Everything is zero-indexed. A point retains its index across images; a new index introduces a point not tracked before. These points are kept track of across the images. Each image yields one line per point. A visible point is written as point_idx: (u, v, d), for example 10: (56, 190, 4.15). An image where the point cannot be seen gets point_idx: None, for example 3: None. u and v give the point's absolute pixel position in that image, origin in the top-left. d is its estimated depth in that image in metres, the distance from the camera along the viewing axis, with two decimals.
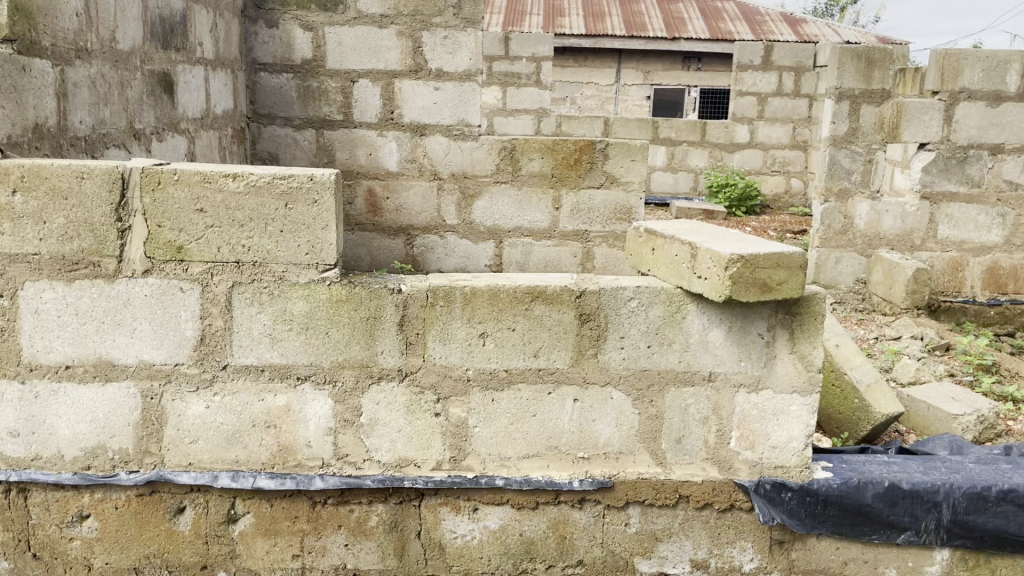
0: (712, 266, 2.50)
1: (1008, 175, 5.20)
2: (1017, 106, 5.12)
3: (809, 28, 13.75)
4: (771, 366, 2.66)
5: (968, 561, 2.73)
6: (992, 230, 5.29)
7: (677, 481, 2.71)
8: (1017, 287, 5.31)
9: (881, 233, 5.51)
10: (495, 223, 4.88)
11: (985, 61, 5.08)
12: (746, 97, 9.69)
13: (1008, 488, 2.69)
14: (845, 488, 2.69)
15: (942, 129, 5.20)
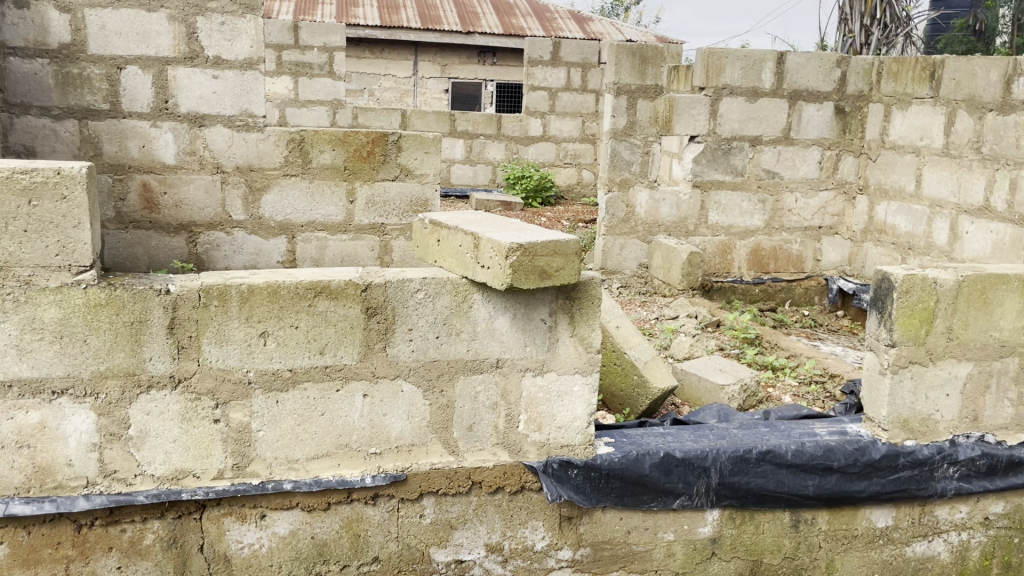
0: (493, 256, 2.54)
1: (766, 164, 5.71)
2: (772, 101, 5.61)
3: (595, 25, 14.42)
4: (554, 350, 2.76)
5: (735, 519, 2.98)
6: (754, 215, 5.80)
7: (469, 468, 2.75)
8: (776, 267, 5.88)
9: (659, 221, 5.86)
10: (286, 217, 4.72)
11: (743, 60, 5.54)
12: (538, 92, 9.98)
13: (766, 450, 2.96)
14: (625, 460, 2.85)
15: (708, 122, 5.62)
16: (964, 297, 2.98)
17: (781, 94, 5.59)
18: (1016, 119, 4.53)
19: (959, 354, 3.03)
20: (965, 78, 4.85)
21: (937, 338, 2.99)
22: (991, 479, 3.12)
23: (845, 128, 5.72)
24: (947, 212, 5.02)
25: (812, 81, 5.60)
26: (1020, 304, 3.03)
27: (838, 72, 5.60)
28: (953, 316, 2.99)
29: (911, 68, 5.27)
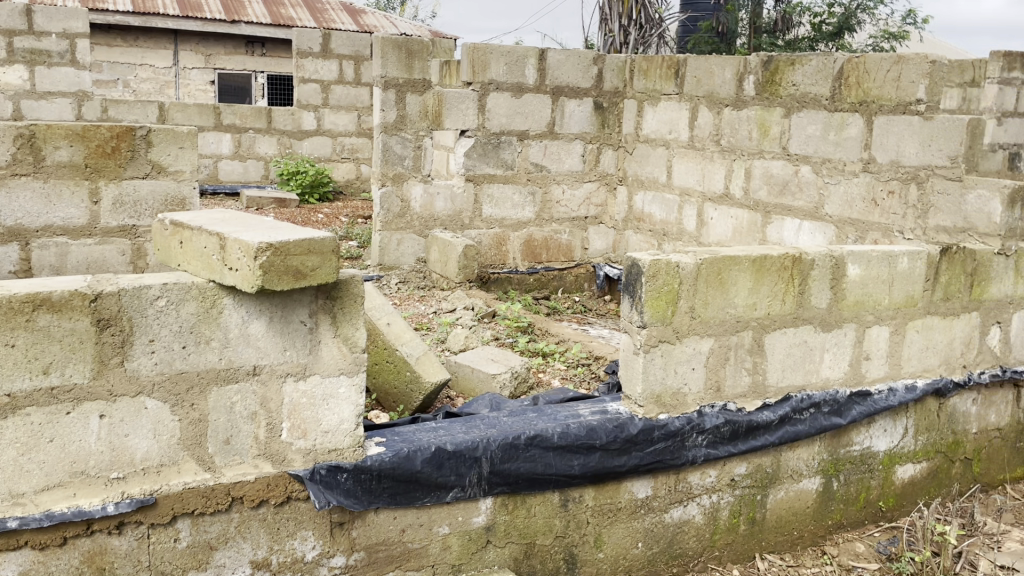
0: (242, 257, 2.40)
1: (534, 158, 5.90)
2: (536, 96, 5.79)
3: (369, 17, 14.22)
4: (316, 352, 2.66)
5: (507, 506, 3.05)
6: (525, 207, 5.98)
7: (227, 484, 2.60)
8: (548, 256, 6.12)
9: (434, 215, 5.87)
10: (16, 221, 4.23)
11: (507, 56, 5.66)
12: (309, 84, 9.70)
13: (534, 435, 3.04)
14: (396, 459, 2.81)
15: (477, 117, 5.69)
16: (703, 278, 3.23)
17: (544, 90, 5.79)
18: (747, 114, 5.02)
19: (701, 330, 3.29)
20: (704, 76, 5.27)
21: (681, 317, 3.24)
22: (734, 444, 3.39)
23: (604, 123, 6.03)
24: (694, 200, 5.49)
25: (572, 78, 5.84)
26: (750, 282, 3.34)
27: (595, 68, 5.88)
28: (694, 296, 3.24)
29: (659, 67, 5.64)
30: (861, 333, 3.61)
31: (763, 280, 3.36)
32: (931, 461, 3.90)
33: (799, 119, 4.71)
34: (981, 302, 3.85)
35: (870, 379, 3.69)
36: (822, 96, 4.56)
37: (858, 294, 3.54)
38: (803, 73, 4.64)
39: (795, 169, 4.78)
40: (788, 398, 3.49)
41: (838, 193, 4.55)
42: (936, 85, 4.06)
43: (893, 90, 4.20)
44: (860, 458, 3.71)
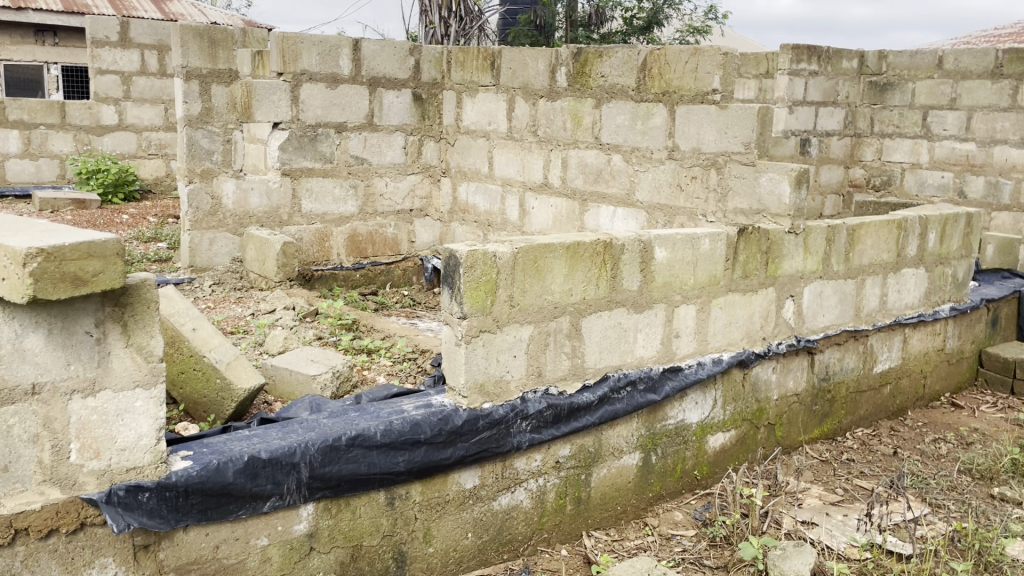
0: (8, 264, 2.17)
1: (354, 150, 5.77)
2: (353, 87, 5.66)
3: (175, 5, 13.43)
4: (106, 364, 2.46)
5: (330, 509, 2.95)
6: (347, 201, 5.84)
7: (8, 515, 2.36)
8: (374, 251, 6.02)
9: (250, 212, 5.61)
10: None
11: (319, 45, 5.49)
12: (108, 76, 9.01)
13: (355, 435, 2.97)
14: (205, 472, 2.64)
15: (291, 108, 5.48)
16: (520, 267, 3.28)
17: (360, 81, 5.68)
18: (560, 105, 5.14)
19: (521, 318, 3.34)
20: (519, 68, 5.34)
21: (500, 306, 3.26)
22: (558, 427, 3.46)
23: (424, 115, 5.99)
24: (515, 189, 5.58)
25: (388, 68, 5.75)
26: (565, 269, 3.42)
27: (411, 59, 5.82)
28: (512, 285, 3.28)
29: (475, 58, 5.67)
30: (670, 313, 3.79)
31: (577, 266, 3.45)
32: (739, 428, 4.17)
33: (609, 109, 4.88)
34: (776, 278, 4.15)
35: (681, 355, 3.89)
36: (629, 87, 4.75)
37: (665, 275, 3.73)
38: (610, 65, 4.79)
39: (607, 158, 4.95)
40: (606, 379, 3.61)
41: (647, 180, 4.76)
42: (729, 76, 4.30)
43: (692, 81, 4.42)
44: (675, 431, 3.90)
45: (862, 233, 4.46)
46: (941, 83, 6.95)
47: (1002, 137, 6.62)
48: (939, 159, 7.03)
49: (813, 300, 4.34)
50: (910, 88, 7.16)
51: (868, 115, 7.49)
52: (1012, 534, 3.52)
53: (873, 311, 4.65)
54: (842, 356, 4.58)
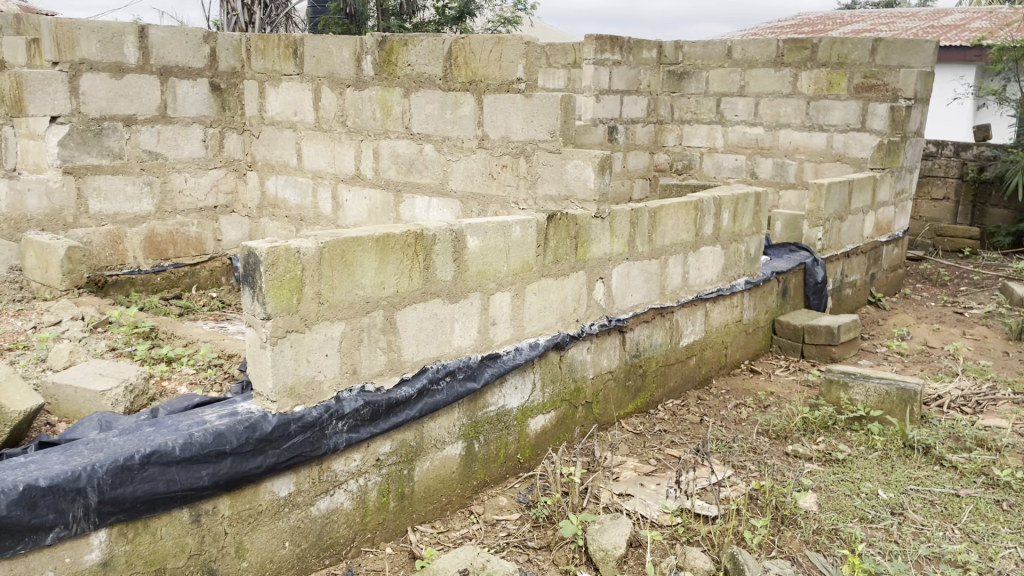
0: None
1: (146, 145, 5.42)
2: (140, 77, 5.31)
3: None
4: None
5: (127, 533, 2.73)
6: (142, 199, 5.47)
7: None
8: (176, 252, 5.71)
9: (27, 215, 5.05)
10: None
11: (99, 32, 5.08)
12: None
13: (151, 451, 2.76)
14: None
15: (70, 101, 5.03)
16: (327, 262, 3.17)
17: (149, 70, 5.34)
18: (368, 94, 5.02)
19: (331, 315, 3.23)
20: (323, 57, 5.18)
21: (308, 304, 3.14)
22: (376, 424, 3.37)
23: (224, 105, 5.73)
24: (327, 182, 5.42)
25: (181, 57, 5.47)
26: (375, 262, 3.34)
27: (206, 47, 5.57)
28: (319, 281, 3.16)
29: (276, 46, 5.45)
30: (485, 301, 3.81)
31: (388, 259, 3.38)
32: (558, 409, 4.27)
33: (417, 98, 4.80)
34: (585, 261, 4.28)
35: (498, 342, 3.92)
36: (436, 76, 4.69)
37: (478, 264, 3.74)
38: (416, 53, 4.72)
39: (419, 148, 4.89)
40: (424, 371, 3.57)
41: (459, 169, 4.74)
42: (532, 65, 4.33)
43: (497, 70, 4.42)
44: (496, 417, 3.92)
45: (662, 215, 4.72)
46: (731, 71, 7.42)
47: (786, 121, 7.18)
48: (733, 142, 7.53)
49: (621, 281, 4.52)
50: (705, 76, 7.59)
51: (667, 103, 7.88)
52: (804, 487, 3.82)
53: (676, 288, 4.92)
54: (651, 333, 4.80)
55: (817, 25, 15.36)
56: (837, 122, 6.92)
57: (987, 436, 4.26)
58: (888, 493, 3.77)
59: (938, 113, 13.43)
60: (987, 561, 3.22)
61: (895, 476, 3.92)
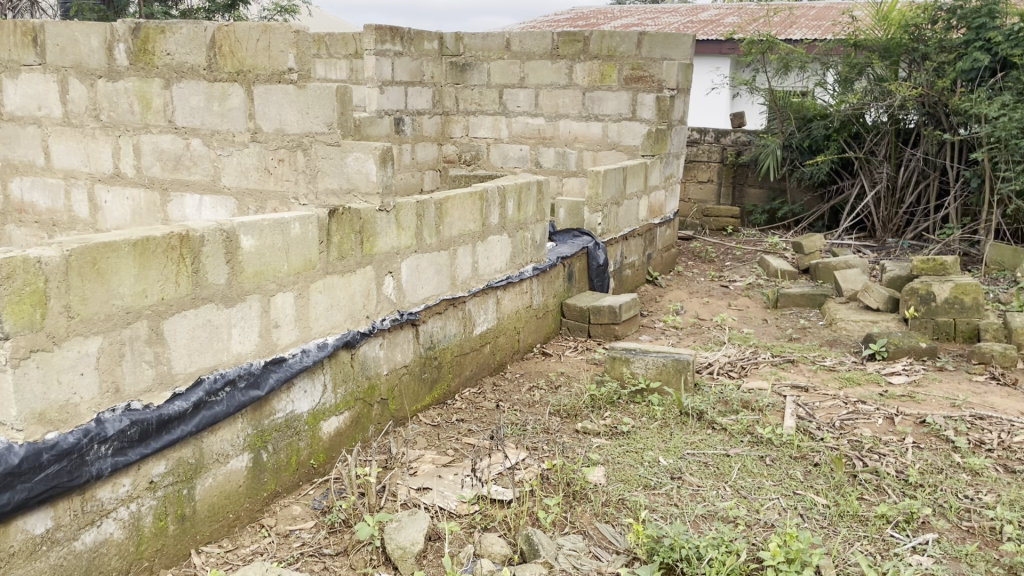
0: None
1: None
2: None
3: None
4: None
5: None
6: None
7: None
8: None
9: None
10: None
11: None
12: None
13: None
14: None
15: None
16: (75, 271, 2.87)
17: None
18: (124, 85, 4.61)
19: (84, 330, 2.92)
20: (68, 45, 4.69)
21: (55, 319, 2.82)
22: (146, 444, 3.10)
23: None
24: (81, 182, 4.96)
25: None
26: (134, 268, 3.07)
27: None
28: (67, 293, 2.85)
29: (10, 33, 4.88)
30: (265, 303, 3.62)
31: (149, 264, 3.12)
32: (352, 409, 4.15)
33: (180, 90, 4.47)
34: (371, 256, 4.19)
35: (282, 345, 3.73)
36: (199, 66, 4.37)
37: (255, 264, 3.54)
38: (175, 42, 4.38)
39: (185, 143, 4.56)
40: (200, 382, 3.32)
41: (232, 164, 4.47)
42: (303, 55, 4.17)
43: (266, 60, 4.20)
44: (285, 424, 3.74)
45: (448, 206, 4.73)
46: (510, 64, 7.57)
47: (564, 112, 7.46)
48: (516, 133, 7.71)
49: (409, 274, 4.48)
50: (485, 68, 7.69)
51: (452, 95, 7.91)
52: (593, 462, 3.98)
53: (467, 278, 4.97)
54: (444, 325, 4.79)
55: (591, 19, 16.07)
56: (611, 113, 7.30)
57: (750, 398, 4.65)
58: (668, 459, 4.01)
59: (700, 103, 14.51)
60: (754, 513, 3.52)
61: (674, 443, 4.19)
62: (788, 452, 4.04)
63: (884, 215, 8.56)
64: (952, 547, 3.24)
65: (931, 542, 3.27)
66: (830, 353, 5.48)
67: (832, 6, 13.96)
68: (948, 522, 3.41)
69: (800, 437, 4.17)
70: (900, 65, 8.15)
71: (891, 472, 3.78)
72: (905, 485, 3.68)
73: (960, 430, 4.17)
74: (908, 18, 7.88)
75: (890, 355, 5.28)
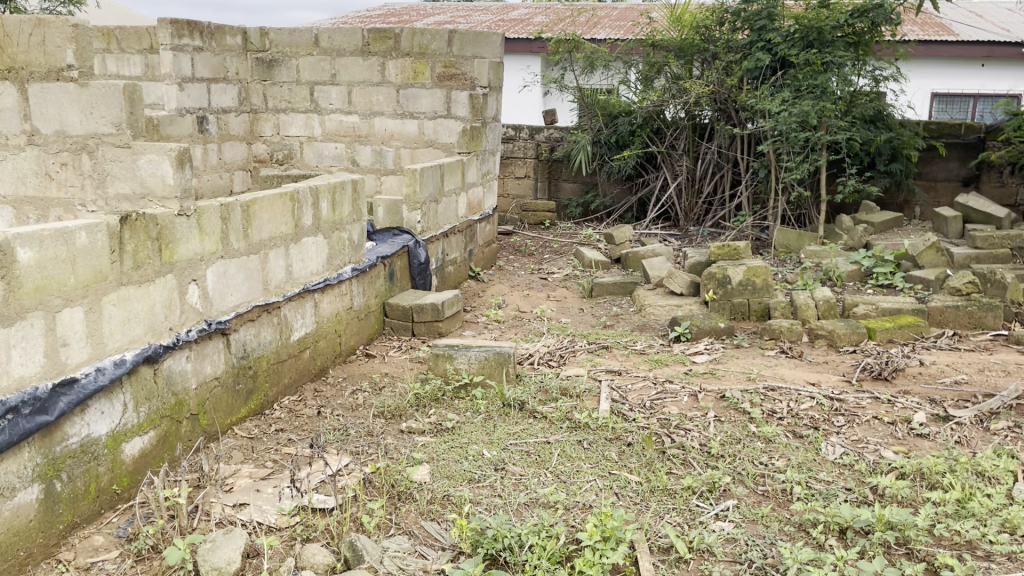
0: None
1: None
2: None
3: None
4: None
5: None
6: None
7: None
8: None
9: None
10: None
11: None
12: None
13: None
14: None
15: None
16: None
17: None
18: None
19: None
20: None
21: None
22: None
23: None
24: None
25: None
26: None
27: None
28: None
29: None
30: (50, 320, 3.31)
31: None
32: (158, 428, 3.90)
33: None
34: (172, 264, 3.96)
35: (73, 365, 3.43)
36: None
37: (36, 279, 3.23)
38: None
39: None
40: None
41: (7, 169, 4.13)
42: (84, 50, 3.86)
43: (41, 55, 3.84)
44: (80, 449, 3.46)
45: (255, 209, 4.55)
46: (320, 60, 7.38)
47: (379, 109, 7.38)
48: (330, 131, 7.54)
49: (216, 281, 4.27)
50: (294, 64, 7.45)
51: (260, 91, 7.60)
52: (417, 461, 3.97)
53: (281, 283, 4.80)
54: (258, 332, 4.61)
55: (403, 16, 16.02)
56: (425, 110, 7.31)
57: (568, 385, 4.82)
58: (491, 452, 4.08)
59: (513, 99, 14.81)
60: (572, 496, 3.64)
61: (497, 435, 4.26)
62: (604, 435, 4.22)
63: (685, 205, 9.13)
64: (750, 510, 3.50)
65: (731, 508, 3.52)
66: (640, 337, 5.78)
67: (633, 7, 14.66)
68: (746, 488, 3.69)
69: (614, 419, 4.36)
70: (694, 64, 8.79)
71: (696, 446, 4.04)
72: (708, 457, 3.95)
73: (755, 401, 4.52)
74: (699, 20, 8.49)
75: (694, 336, 5.64)
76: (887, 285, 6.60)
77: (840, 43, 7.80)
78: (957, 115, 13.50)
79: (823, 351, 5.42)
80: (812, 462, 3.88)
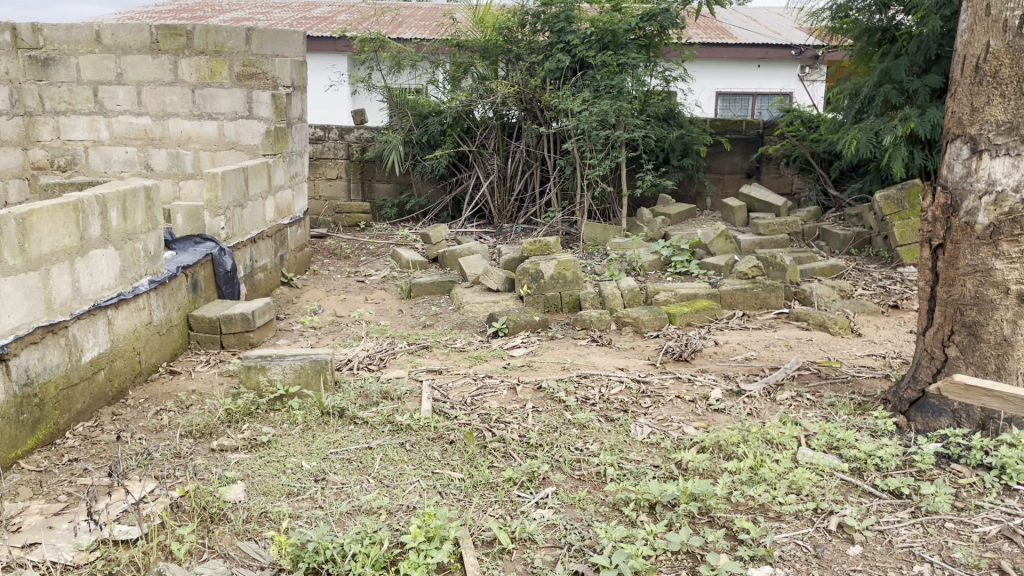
0: None
1: None
2: None
3: None
4: None
5: None
6: None
7: None
8: None
9: None
10: None
11: None
12: None
13: None
14: None
15: None
16: None
17: None
18: None
19: None
20: None
21: None
22: None
23: None
24: None
25: None
26: None
27: None
28: None
29: None
30: None
31: None
32: None
33: None
34: None
35: None
36: None
37: None
38: None
39: None
40: None
41: None
42: None
43: None
44: None
45: (33, 221, 4.17)
46: (103, 58, 6.87)
47: (173, 110, 6.99)
48: (118, 134, 7.05)
49: None
50: (73, 63, 6.88)
51: (34, 92, 6.96)
52: (230, 480, 3.79)
53: (66, 300, 4.42)
54: (43, 355, 4.21)
55: (196, 11, 15.23)
56: (224, 111, 6.98)
57: (389, 388, 4.78)
58: (310, 463, 3.97)
59: (318, 98, 14.44)
60: (396, 499, 3.62)
61: (316, 445, 4.15)
62: (426, 435, 4.22)
63: (498, 203, 9.31)
64: (567, 495, 3.64)
65: (550, 495, 3.63)
66: (459, 335, 5.84)
67: (436, 7, 14.73)
68: (563, 474, 3.83)
69: (436, 419, 4.38)
70: (499, 64, 8.96)
71: (515, 438, 4.14)
72: (527, 448, 4.05)
73: (570, 390, 4.70)
74: (501, 21, 8.69)
75: (511, 331, 5.77)
76: (685, 272, 7.07)
77: (632, 45, 8.25)
78: (739, 112, 14.71)
79: (630, 337, 5.72)
80: (623, 444, 4.08)
